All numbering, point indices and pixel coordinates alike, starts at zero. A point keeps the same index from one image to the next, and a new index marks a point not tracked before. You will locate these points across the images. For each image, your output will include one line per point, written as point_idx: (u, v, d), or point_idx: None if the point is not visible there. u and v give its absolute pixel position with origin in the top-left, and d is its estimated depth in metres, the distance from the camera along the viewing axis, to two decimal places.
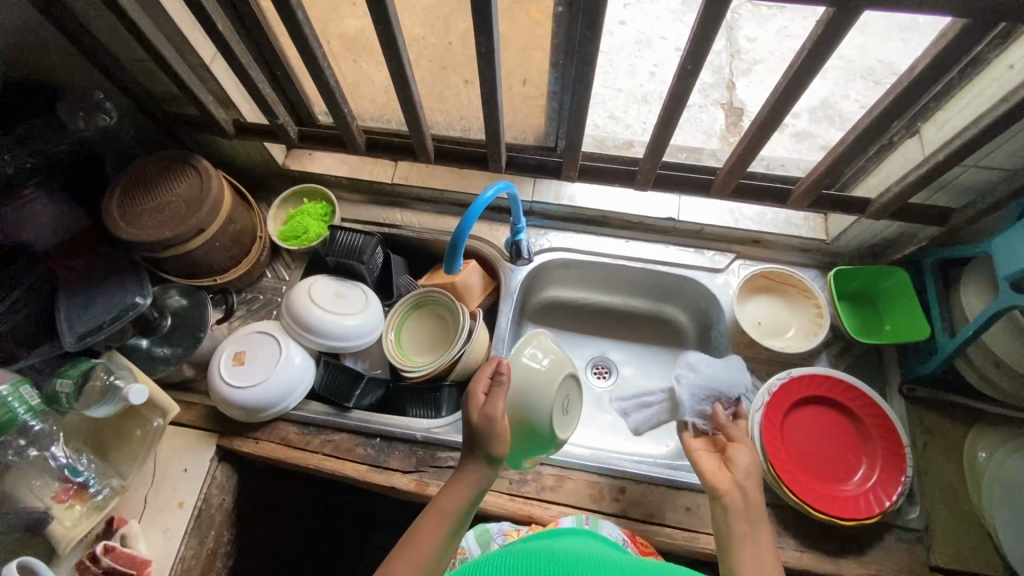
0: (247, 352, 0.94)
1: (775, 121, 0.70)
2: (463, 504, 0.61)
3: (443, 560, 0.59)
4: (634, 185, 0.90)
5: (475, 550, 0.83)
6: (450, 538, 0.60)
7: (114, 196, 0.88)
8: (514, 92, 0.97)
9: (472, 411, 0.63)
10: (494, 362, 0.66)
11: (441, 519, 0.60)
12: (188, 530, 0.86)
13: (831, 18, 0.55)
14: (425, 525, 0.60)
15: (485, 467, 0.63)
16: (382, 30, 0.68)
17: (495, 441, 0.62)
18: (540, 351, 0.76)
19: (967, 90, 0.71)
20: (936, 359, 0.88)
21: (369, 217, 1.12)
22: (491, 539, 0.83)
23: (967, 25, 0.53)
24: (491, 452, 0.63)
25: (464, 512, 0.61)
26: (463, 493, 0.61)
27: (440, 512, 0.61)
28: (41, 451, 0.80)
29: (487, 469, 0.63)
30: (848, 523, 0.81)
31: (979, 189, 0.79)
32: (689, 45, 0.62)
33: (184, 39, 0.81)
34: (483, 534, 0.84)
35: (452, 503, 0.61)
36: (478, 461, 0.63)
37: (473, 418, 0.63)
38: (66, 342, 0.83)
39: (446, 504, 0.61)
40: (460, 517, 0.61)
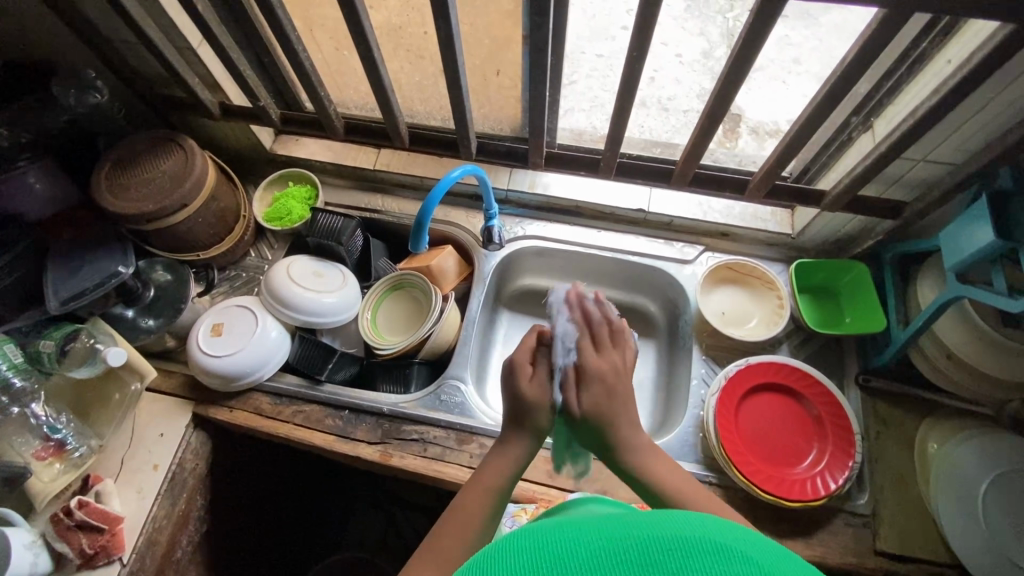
0: (225, 324, 0.98)
1: (722, 110, 0.73)
2: (504, 480, 0.61)
3: (489, 531, 0.59)
4: (600, 173, 0.93)
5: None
6: (495, 509, 0.60)
7: (103, 169, 0.93)
8: (489, 82, 1.02)
9: (522, 383, 0.63)
10: (536, 330, 0.67)
11: (484, 495, 0.60)
12: (161, 491, 0.90)
13: (761, 8, 0.58)
14: (472, 494, 0.60)
15: (530, 442, 0.63)
16: (351, 14, 0.72)
17: (542, 413, 0.62)
18: None
19: (912, 84, 0.74)
20: (891, 350, 0.90)
21: (352, 202, 1.16)
22: (501, 522, 0.85)
23: (886, 14, 0.56)
24: (538, 425, 0.63)
25: (508, 484, 0.61)
26: (507, 465, 0.61)
27: (483, 481, 0.61)
28: (23, 409, 0.85)
29: (530, 440, 0.62)
30: (795, 505, 0.83)
31: (929, 183, 0.82)
32: (635, 33, 0.65)
33: (171, 22, 0.86)
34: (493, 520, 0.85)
35: (498, 473, 0.61)
36: (523, 435, 0.62)
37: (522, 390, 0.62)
38: (51, 305, 0.88)
39: (489, 477, 0.61)
40: (505, 489, 0.61)
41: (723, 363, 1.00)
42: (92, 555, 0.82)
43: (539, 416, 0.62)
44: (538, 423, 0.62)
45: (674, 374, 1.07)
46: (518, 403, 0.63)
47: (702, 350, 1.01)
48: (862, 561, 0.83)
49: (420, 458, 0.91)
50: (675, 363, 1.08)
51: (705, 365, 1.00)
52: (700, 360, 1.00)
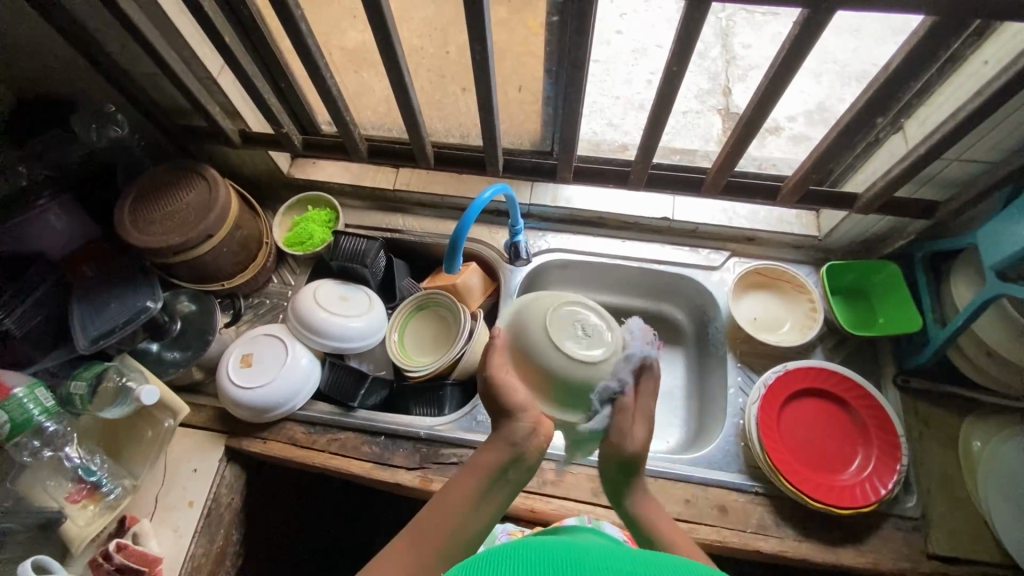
0: (255, 354, 0.96)
1: (759, 120, 0.72)
2: (490, 474, 0.56)
3: (475, 521, 0.55)
4: (629, 185, 0.92)
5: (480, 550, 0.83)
6: (480, 507, 0.56)
7: (126, 203, 0.92)
8: (510, 97, 1.01)
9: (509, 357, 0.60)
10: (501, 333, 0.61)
11: (467, 486, 0.56)
12: (198, 528, 0.88)
13: (806, 19, 0.58)
14: (458, 484, 0.57)
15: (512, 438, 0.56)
16: (382, 38, 0.71)
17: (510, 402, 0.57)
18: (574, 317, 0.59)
19: (947, 85, 0.73)
20: (929, 350, 0.90)
21: (372, 223, 1.15)
22: (496, 537, 0.84)
23: (935, 21, 0.56)
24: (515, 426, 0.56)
25: (498, 475, 0.56)
26: (499, 450, 0.56)
27: (475, 472, 0.57)
28: (56, 452, 0.83)
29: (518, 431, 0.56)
30: (847, 512, 0.82)
31: (964, 182, 0.82)
32: (675, 47, 0.65)
33: (193, 53, 0.85)
34: (487, 536, 0.85)
35: (488, 464, 0.56)
36: (506, 426, 0.57)
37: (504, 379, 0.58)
38: (80, 344, 0.86)
39: (473, 469, 0.56)
40: (494, 478, 0.56)
41: (759, 370, 0.99)
42: None
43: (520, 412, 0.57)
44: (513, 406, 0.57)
45: (707, 383, 1.06)
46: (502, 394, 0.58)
47: (736, 357, 1.00)
48: (915, 566, 0.82)
49: None
50: (707, 371, 1.07)
51: (741, 373, 0.99)
52: (736, 368, 0.99)
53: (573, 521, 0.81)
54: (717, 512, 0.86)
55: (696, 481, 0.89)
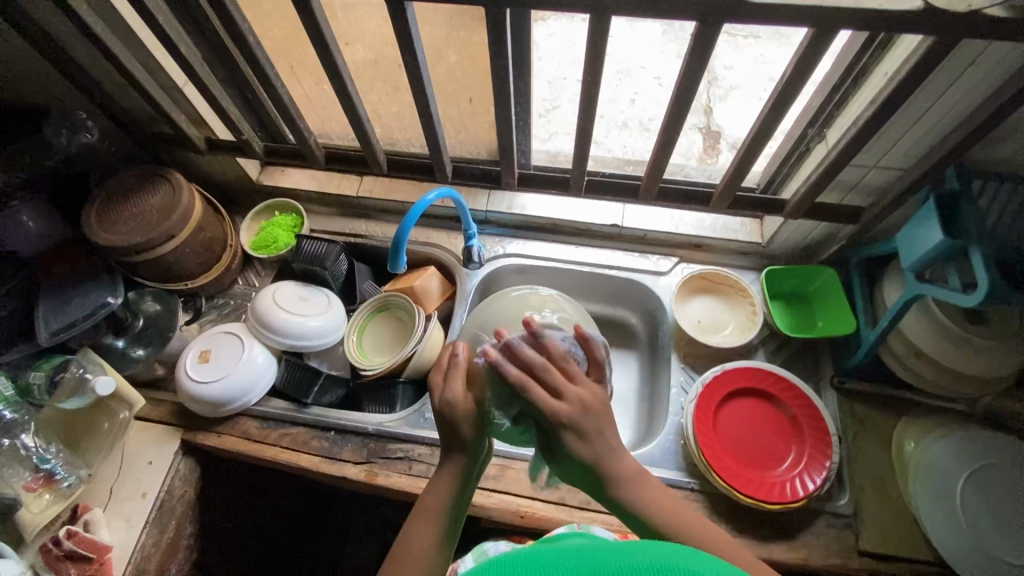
0: (213, 350, 1.00)
1: (677, 127, 0.77)
2: (448, 502, 0.58)
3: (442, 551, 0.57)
4: (571, 191, 0.97)
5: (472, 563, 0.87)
6: (443, 539, 0.57)
7: (94, 205, 0.97)
8: (462, 109, 1.06)
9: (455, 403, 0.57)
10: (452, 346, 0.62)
11: (430, 520, 0.57)
12: (149, 519, 0.91)
13: (699, 33, 0.62)
14: (419, 527, 0.57)
15: (466, 460, 0.59)
16: (322, 51, 0.77)
17: (463, 425, 0.57)
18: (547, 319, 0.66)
19: (858, 95, 0.78)
20: (861, 350, 0.93)
21: (337, 228, 1.20)
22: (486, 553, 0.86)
23: (814, 34, 0.61)
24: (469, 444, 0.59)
25: (453, 501, 0.58)
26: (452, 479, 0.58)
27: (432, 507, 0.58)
28: (12, 440, 0.86)
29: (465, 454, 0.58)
30: (775, 507, 0.84)
31: (884, 188, 0.85)
32: (588, 59, 0.69)
33: (158, 65, 0.91)
34: (480, 551, 0.87)
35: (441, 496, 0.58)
36: (457, 455, 0.59)
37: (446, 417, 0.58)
38: (40, 336, 0.90)
39: (432, 501, 0.58)
40: (451, 506, 0.58)
41: (701, 371, 1.02)
42: None
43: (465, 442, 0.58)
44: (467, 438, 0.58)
45: (655, 386, 1.09)
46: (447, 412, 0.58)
47: (681, 359, 1.03)
48: (845, 562, 0.84)
49: (406, 476, 0.93)
50: (657, 373, 1.10)
51: (684, 373, 1.02)
52: (680, 370, 1.02)
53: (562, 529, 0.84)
54: None
55: None
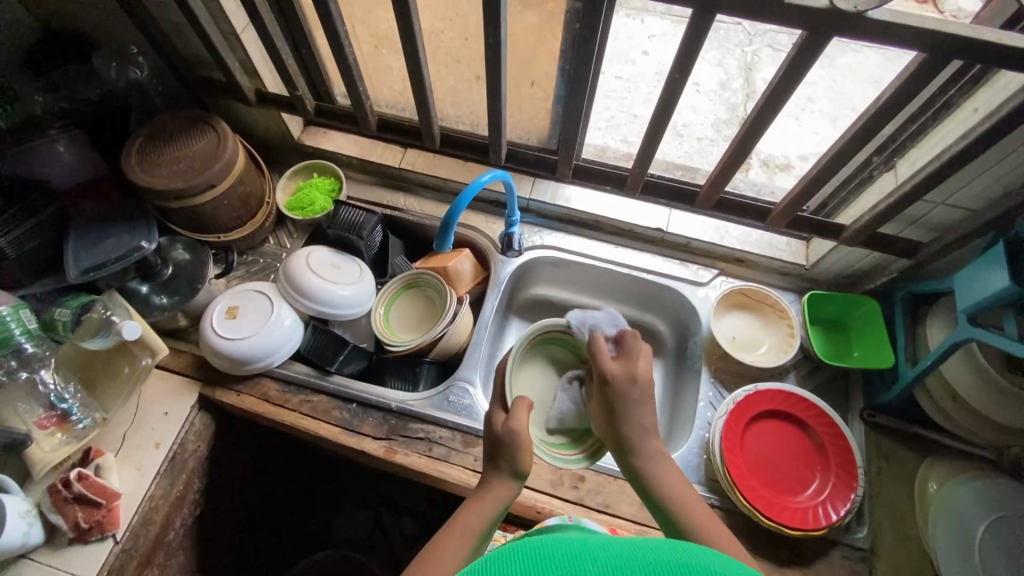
0: (240, 307, 0.97)
1: (753, 139, 0.75)
2: (487, 521, 0.61)
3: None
4: (625, 190, 0.96)
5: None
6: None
7: (135, 144, 0.93)
8: (522, 92, 1.02)
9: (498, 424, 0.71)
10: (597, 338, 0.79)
11: (465, 532, 0.59)
12: (161, 470, 0.89)
13: (804, 44, 0.60)
14: (454, 534, 0.58)
15: (511, 482, 0.66)
16: (401, 14, 0.75)
17: (520, 453, 0.66)
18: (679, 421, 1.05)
19: (939, 129, 0.76)
20: (897, 387, 0.91)
21: (374, 198, 1.17)
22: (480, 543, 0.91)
23: (925, 60, 0.59)
24: (517, 468, 0.66)
25: (485, 531, 0.60)
26: (492, 510, 0.62)
27: (462, 534, 0.58)
28: (31, 374, 0.85)
29: (515, 484, 0.66)
30: (797, 533, 0.83)
31: (948, 226, 0.84)
32: (678, 57, 0.67)
33: (220, 9, 0.87)
34: None
35: (473, 525, 0.60)
36: (503, 475, 0.66)
37: (494, 468, 0.67)
38: (70, 273, 0.88)
39: (472, 517, 0.61)
40: (480, 538, 0.59)
41: (730, 388, 1.01)
42: (86, 529, 0.81)
43: (506, 500, 0.64)
44: (522, 469, 0.66)
45: (678, 397, 1.08)
46: (496, 453, 0.68)
47: (710, 373, 1.02)
48: None
49: (425, 457, 0.91)
50: (682, 384, 1.09)
51: (713, 388, 1.00)
52: (708, 383, 1.01)
53: (556, 518, 0.80)
54: None
55: None
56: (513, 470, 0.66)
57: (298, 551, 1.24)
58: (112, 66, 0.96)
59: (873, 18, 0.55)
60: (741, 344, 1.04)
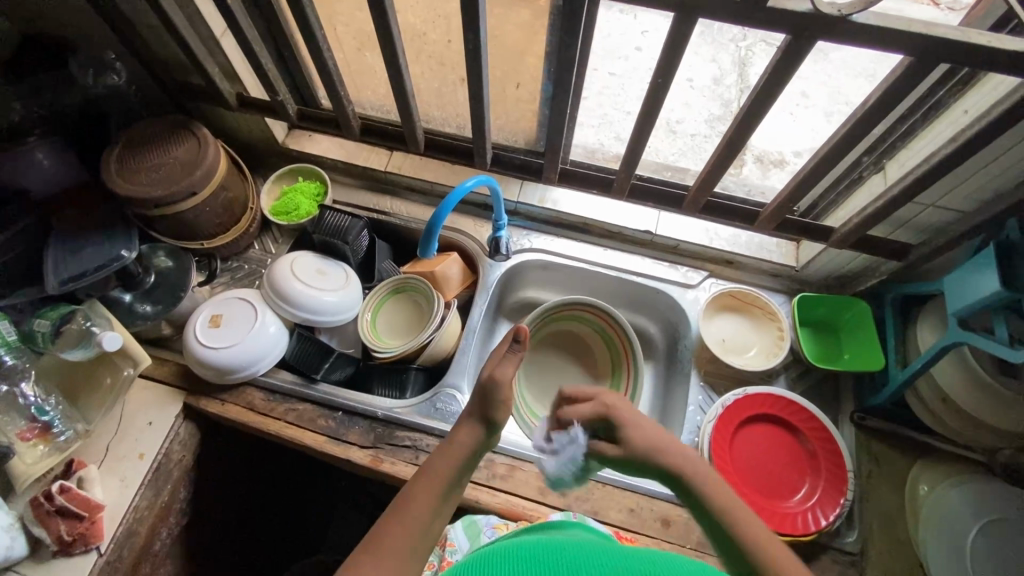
0: (224, 315, 0.96)
1: (741, 142, 0.74)
2: (457, 466, 0.61)
3: (431, 533, 0.56)
4: (612, 194, 0.95)
5: (463, 543, 0.82)
6: (434, 519, 0.57)
7: (114, 151, 0.92)
8: (508, 93, 1.02)
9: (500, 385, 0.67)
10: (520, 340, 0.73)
11: (435, 482, 0.59)
12: (145, 481, 0.89)
13: (788, 46, 0.59)
14: (422, 486, 0.59)
15: (482, 431, 0.66)
16: (380, 19, 0.73)
17: (494, 406, 0.67)
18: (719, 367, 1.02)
19: (928, 130, 0.74)
20: (888, 389, 0.91)
21: (360, 202, 1.16)
22: (479, 531, 0.82)
23: (911, 63, 0.58)
24: (490, 417, 0.67)
25: (455, 479, 0.60)
26: (463, 457, 0.63)
27: (430, 484, 0.59)
28: (11, 387, 0.83)
29: (484, 431, 0.66)
30: (786, 539, 0.82)
31: (938, 228, 0.83)
32: (661, 60, 0.66)
33: (197, 12, 0.86)
34: (471, 527, 0.83)
35: (445, 474, 0.60)
36: (473, 423, 0.66)
37: (469, 412, 0.68)
38: (49, 283, 0.86)
39: (442, 466, 0.60)
40: (448, 489, 0.59)
41: (720, 392, 1.00)
42: (70, 542, 0.80)
43: (475, 441, 0.65)
44: (493, 418, 0.67)
45: (668, 400, 1.07)
46: (475, 399, 0.68)
47: (700, 377, 1.01)
48: None
49: (412, 466, 0.90)
50: (672, 386, 1.08)
51: (702, 392, 1.00)
52: (698, 388, 1.00)
53: (561, 516, 0.82)
54: (660, 525, 0.86)
55: (643, 490, 0.89)
56: (484, 415, 0.67)
57: (291, 556, 1.22)
58: (90, 72, 0.93)
59: (857, 21, 0.54)
60: (731, 346, 1.03)
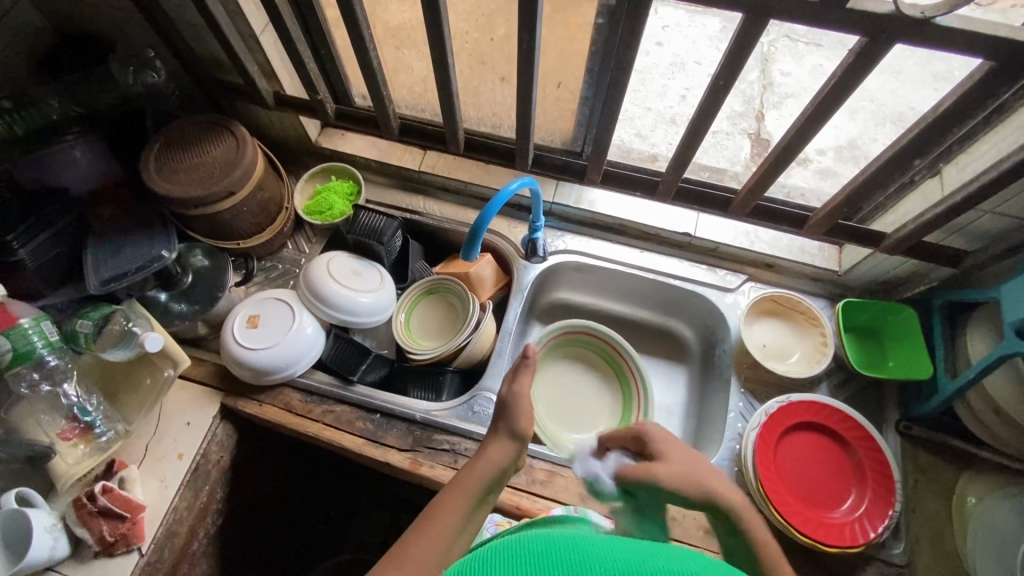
0: (262, 316, 0.96)
1: (799, 146, 0.72)
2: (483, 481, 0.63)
3: (458, 545, 0.57)
4: (656, 196, 0.94)
5: None
6: (461, 534, 0.58)
7: (153, 150, 0.91)
8: (547, 93, 1.00)
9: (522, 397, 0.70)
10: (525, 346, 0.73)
11: (462, 497, 0.60)
12: (185, 481, 0.88)
13: (863, 49, 0.57)
14: (450, 500, 0.60)
15: (510, 444, 0.67)
16: (431, 16, 0.72)
17: (518, 416, 0.69)
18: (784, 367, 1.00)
19: (993, 134, 0.72)
20: (936, 399, 0.89)
21: (393, 201, 1.14)
22: (483, 528, 0.86)
23: (993, 68, 0.56)
24: (520, 430, 0.68)
25: (480, 494, 0.62)
26: (492, 471, 0.64)
27: (457, 499, 0.60)
28: (54, 387, 0.84)
29: (514, 444, 0.68)
30: (835, 550, 0.81)
31: (995, 235, 0.80)
32: (725, 61, 0.64)
33: (239, 9, 0.85)
34: (475, 526, 0.87)
35: (475, 491, 0.62)
36: (504, 437, 0.68)
37: (499, 428, 0.69)
38: (90, 283, 0.86)
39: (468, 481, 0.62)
40: (474, 503, 0.61)
41: (761, 398, 0.98)
42: (112, 542, 0.80)
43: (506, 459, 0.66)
44: (521, 430, 0.68)
45: (706, 405, 1.05)
46: (501, 413, 0.70)
47: (740, 382, 0.99)
48: None
49: (450, 470, 0.90)
50: (709, 391, 1.06)
51: (743, 399, 0.98)
52: (738, 394, 0.98)
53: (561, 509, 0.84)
54: (703, 533, 0.85)
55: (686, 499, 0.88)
56: (514, 435, 0.68)
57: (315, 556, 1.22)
58: (129, 70, 0.93)
59: (941, 24, 0.52)
60: (775, 353, 1.02)
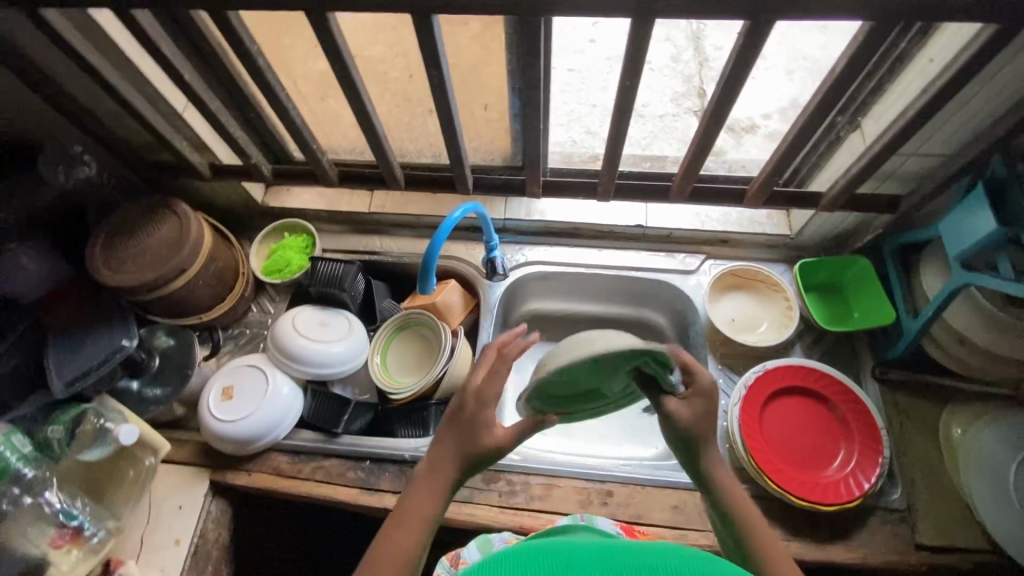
0: (236, 386, 0.95)
1: (715, 128, 0.74)
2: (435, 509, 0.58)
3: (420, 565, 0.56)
4: (598, 196, 0.95)
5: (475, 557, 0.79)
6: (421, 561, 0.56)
7: (96, 243, 0.91)
8: (476, 116, 1.02)
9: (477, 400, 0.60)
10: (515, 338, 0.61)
11: (416, 528, 0.57)
12: (185, 567, 0.88)
13: (750, 27, 0.60)
14: (401, 531, 0.56)
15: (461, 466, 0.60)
16: (340, 67, 0.73)
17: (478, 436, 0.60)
18: (755, 336, 1.02)
19: (898, 83, 0.75)
20: (903, 341, 0.91)
21: (349, 246, 1.15)
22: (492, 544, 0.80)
23: (871, 28, 0.59)
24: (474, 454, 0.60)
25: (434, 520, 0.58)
26: (439, 498, 0.59)
27: (413, 525, 0.57)
28: (35, 498, 0.81)
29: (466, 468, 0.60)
30: (832, 508, 0.82)
31: (923, 174, 0.84)
32: (628, 57, 0.66)
33: (155, 91, 0.87)
34: (485, 542, 0.81)
35: (426, 512, 0.58)
36: (458, 459, 0.60)
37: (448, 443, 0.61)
38: (56, 387, 0.85)
39: (418, 511, 0.58)
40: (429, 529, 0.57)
41: (740, 370, 1.00)
42: None
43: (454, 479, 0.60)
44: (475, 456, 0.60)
45: None
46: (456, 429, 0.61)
47: (717, 360, 1.01)
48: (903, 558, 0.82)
49: None
50: None
51: (722, 375, 0.99)
52: (717, 371, 1.00)
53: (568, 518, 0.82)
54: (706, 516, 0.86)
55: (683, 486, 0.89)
56: (460, 453, 0.60)
57: None
58: (60, 169, 0.92)
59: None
60: (745, 325, 1.04)
